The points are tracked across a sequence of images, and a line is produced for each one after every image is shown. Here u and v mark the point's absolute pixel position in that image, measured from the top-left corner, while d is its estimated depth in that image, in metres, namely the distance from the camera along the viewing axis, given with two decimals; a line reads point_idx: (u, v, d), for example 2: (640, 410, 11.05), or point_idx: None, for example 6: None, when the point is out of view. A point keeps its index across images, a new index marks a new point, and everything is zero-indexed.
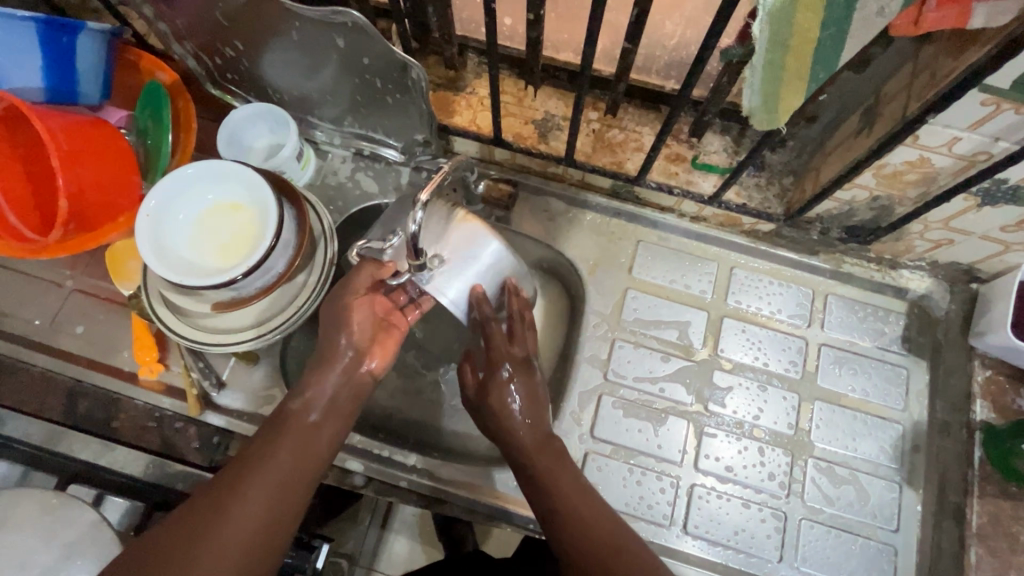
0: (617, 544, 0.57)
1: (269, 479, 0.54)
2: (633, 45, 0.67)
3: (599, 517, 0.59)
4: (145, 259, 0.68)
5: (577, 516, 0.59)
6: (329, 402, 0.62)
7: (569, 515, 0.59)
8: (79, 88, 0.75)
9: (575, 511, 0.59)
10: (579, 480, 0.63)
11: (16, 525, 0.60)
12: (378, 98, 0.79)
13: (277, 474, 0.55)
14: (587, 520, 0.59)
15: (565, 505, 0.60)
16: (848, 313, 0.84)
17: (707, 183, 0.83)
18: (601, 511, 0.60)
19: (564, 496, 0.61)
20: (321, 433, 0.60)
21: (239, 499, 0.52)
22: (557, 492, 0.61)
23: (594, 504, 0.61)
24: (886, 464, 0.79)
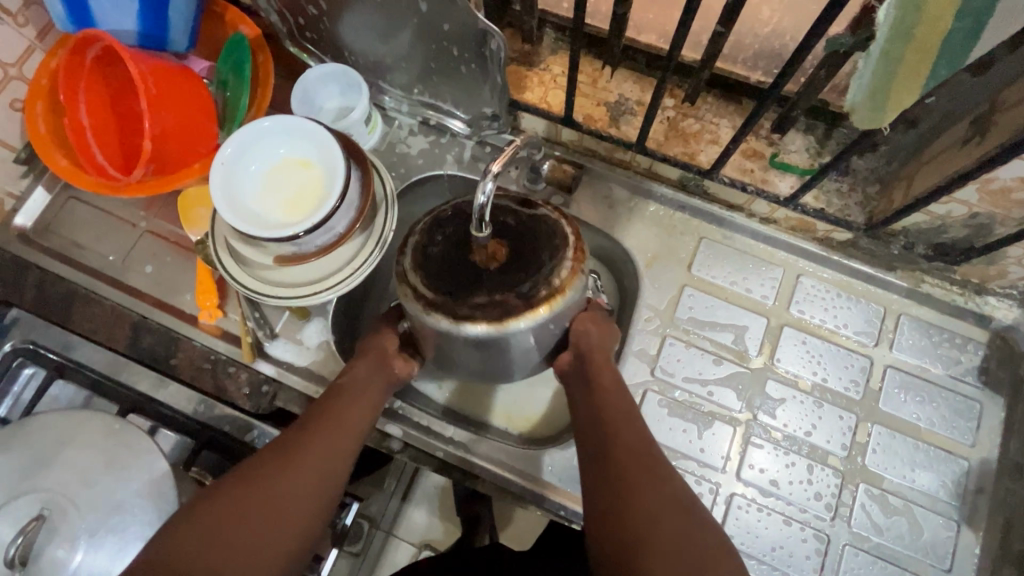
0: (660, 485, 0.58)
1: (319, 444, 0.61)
2: (726, 30, 0.63)
3: (641, 444, 0.61)
4: (216, 205, 0.70)
5: (622, 447, 0.60)
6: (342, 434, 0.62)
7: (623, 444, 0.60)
8: (169, 35, 0.77)
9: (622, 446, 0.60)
10: (627, 403, 0.64)
11: (81, 442, 0.64)
12: (453, 66, 0.78)
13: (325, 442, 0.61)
14: (633, 451, 0.60)
15: (611, 421, 0.62)
16: (921, 336, 0.79)
17: (783, 183, 0.79)
18: (640, 430, 0.62)
19: (612, 414, 0.62)
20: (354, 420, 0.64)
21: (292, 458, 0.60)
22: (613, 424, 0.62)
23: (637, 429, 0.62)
24: (945, 500, 0.74)
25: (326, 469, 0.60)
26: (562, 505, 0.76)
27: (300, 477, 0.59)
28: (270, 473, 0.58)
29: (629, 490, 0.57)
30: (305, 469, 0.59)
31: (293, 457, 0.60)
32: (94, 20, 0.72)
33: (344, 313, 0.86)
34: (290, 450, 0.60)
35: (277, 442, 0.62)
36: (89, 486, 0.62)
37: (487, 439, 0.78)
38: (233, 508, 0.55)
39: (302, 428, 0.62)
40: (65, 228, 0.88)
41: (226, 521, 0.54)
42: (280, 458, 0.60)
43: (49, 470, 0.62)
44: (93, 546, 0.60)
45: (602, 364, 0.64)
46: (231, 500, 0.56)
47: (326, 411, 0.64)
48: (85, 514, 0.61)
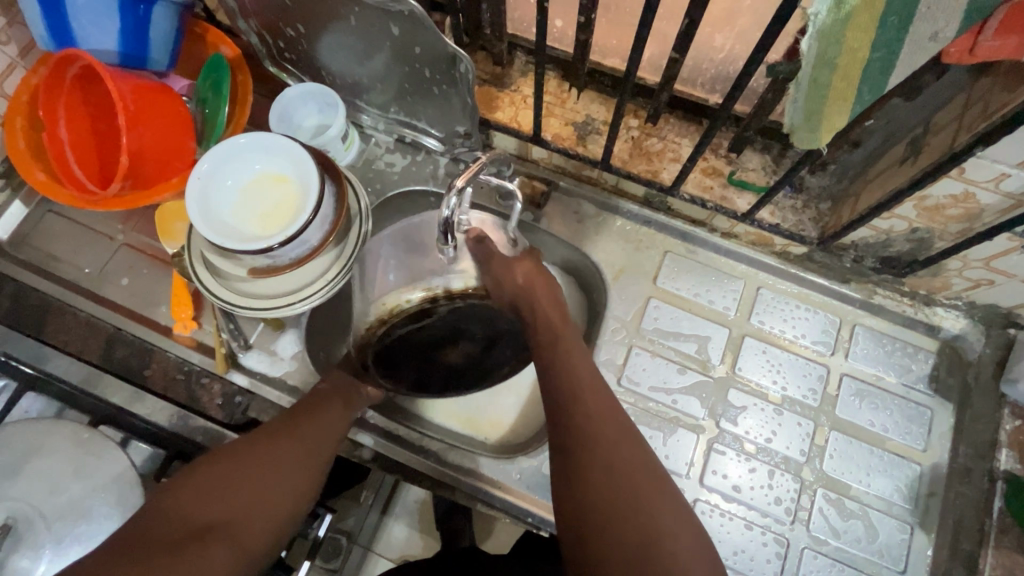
0: (610, 455, 0.58)
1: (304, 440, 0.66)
2: (680, 55, 0.67)
3: (602, 419, 0.61)
4: (192, 218, 0.72)
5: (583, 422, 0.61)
6: (331, 416, 0.70)
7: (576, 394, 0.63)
8: (150, 55, 0.79)
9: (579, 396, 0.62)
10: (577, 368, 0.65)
11: (49, 452, 0.64)
12: (425, 86, 0.81)
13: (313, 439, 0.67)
14: (594, 428, 0.60)
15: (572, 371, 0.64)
16: (875, 346, 0.83)
17: (742, 200, 0.83)
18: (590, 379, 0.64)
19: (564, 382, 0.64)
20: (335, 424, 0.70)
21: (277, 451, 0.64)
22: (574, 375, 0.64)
23: (602, 399, 0.63)
24: (900, 504, 0.77)
25: (312, 453, 0.66)
26: (530, 513, 0.77)
27: (294, 450, 0.65)
28: (266, 444, 0.64)
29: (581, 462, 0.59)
30: (299, 443, 0.66)
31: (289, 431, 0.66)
32: (75, 40, 0.74)
33: (320, 325, 0.88)
34: (284, 428, 0.67)
35: (271, 423, 0.68)
36: (57, 495, 0.62)
37: (457, 448, 0.80)
38: (222, 477, 0.60)
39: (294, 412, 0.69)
40: (42, 241, 0.89)
41: (224, 482, 0.59)
42: (271, 437, 0.65)
43: (16, 480, 0.62)
44: (58, 556, 0.60)
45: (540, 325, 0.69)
46: (229, 466, 0.61)
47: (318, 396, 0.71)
48: (51, 524, 0.61)
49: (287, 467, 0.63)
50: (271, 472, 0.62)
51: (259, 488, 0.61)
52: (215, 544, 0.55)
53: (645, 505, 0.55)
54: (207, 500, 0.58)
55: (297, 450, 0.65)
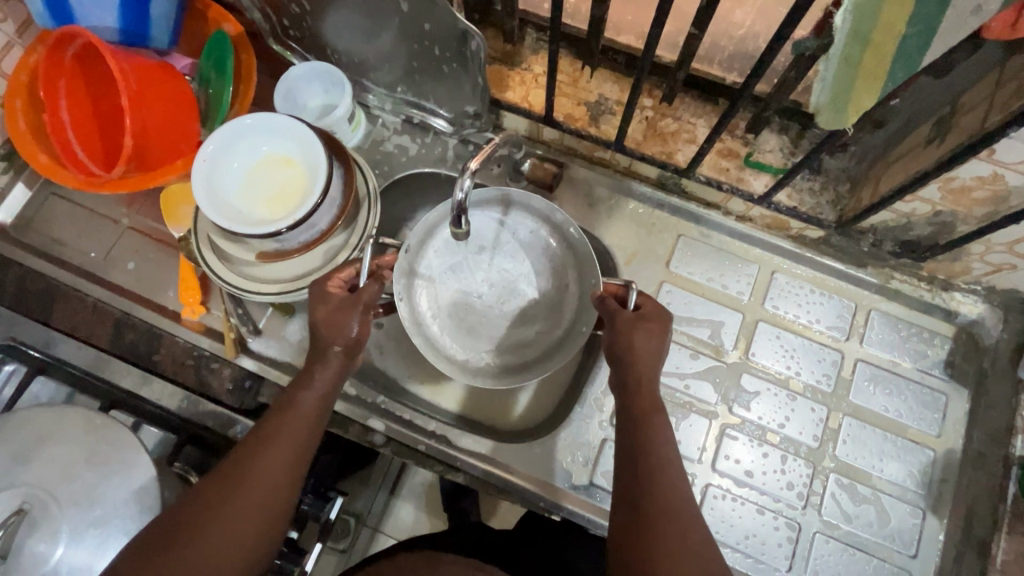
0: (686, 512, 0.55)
1: (273, 458, 0.58)
2: (699, 32, 0.65)
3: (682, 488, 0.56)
4: (197, 201, 0.70)
5: (660, 481, 0.56)
6: (295, 440, 0.59)
7: (648, 443, 0.58)
8: (150, 32, 0.77)
9: (652, 446, 0.58)
10: (665, 433, 0.59)
11: (61, 438, 0.64)
12: (435, 65, 0.79)
13: (282, 454, 0.58)
14: (668, 498, 0.55)
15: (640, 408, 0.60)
16: (890, 331, 0.82)
17: (758, 182, 0.81)
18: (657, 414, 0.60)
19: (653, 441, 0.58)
20: (305, 432, 0.60)
21: (245, 478, 0.56)
22: (650, 428, 0.59)
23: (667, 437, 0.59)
24: (913, 489, 0.76)
25: (281, 472, 0.58)
26: (542, 497, 0.77)
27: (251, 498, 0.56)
28: (221, 494, 0.56)
29: (655, 537, 0.53)
30: (267, 463, 0.57)
31: (242, 474, 0.56)
32: (74, 15, 0.71)
33: None
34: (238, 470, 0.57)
35: (240, 446, 0.59)
36: (70, 480, 0.62)
37: (470, 434, 0.79)
38: (184, 525, 0.54)
39: (248, 447, 0.58)
40: (46, 224, 0.88)
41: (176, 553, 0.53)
42: (236, 461, 0.58)
43: (29, 465, 0.62)
44: (75, 540, 0.60)
45: (642, 386, 0.61)
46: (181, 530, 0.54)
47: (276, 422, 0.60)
48: (66, 509, 0.61)
49: (247, 516, 0.55)
50: (228, 529, 0.55)
51: (235, 533, 0.55)
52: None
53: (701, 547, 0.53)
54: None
55: (255, 496, 0.56)
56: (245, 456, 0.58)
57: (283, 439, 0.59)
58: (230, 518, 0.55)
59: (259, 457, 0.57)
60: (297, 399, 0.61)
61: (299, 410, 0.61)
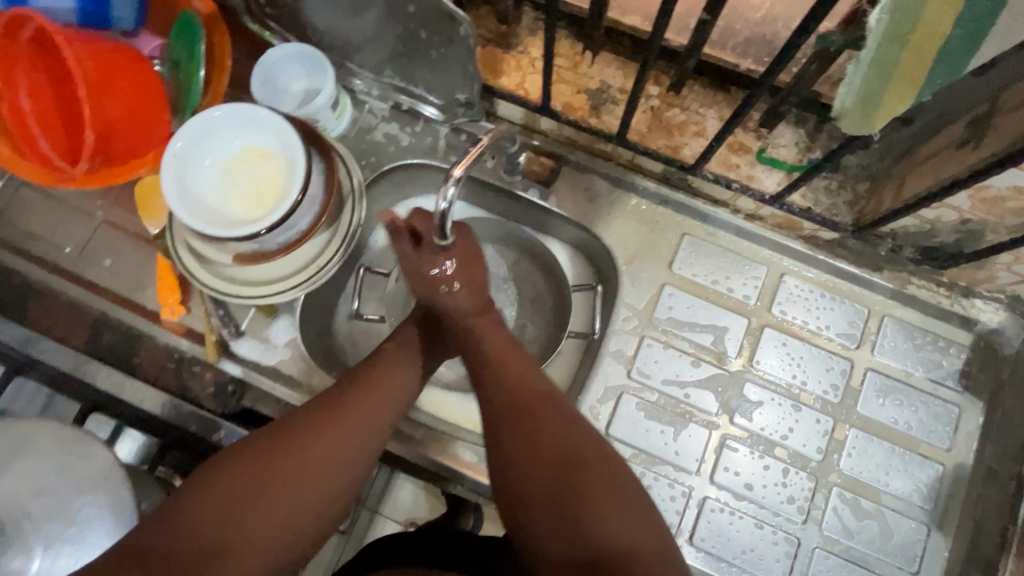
0: (568, 448, 0.53)
1: (351, 431, 0.55)
2: (711, 17, 0.58)
3: (556, 429, 0.54)
4: (169, 200, 0.66)
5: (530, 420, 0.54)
6: (372, 418, 0.57)
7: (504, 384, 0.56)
8: (113, 13, 0.71)
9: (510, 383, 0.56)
10: (524, 369, 0.57)
11: (31, 453, 0.61)
12: (422, 49, 0.72)
13: (358, 430, 0.56)
14: (529, 434, 0.54)
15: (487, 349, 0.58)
16: (904, 338, 0.78)
17: (770, 180, 0.75)
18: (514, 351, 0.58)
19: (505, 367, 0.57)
20: (383, 410, 0.58)
21: (318, 446, 0.53)
22: (498, 364, 0.57)
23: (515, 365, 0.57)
24: (918, 504, 0.74)
25: (357, 446, 0.55)
26: None
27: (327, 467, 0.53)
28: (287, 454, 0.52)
29: (514, 484, 0.53)
30: (344, 432, 0.55)
31: (317, 438, 0.54)
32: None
33: (314, 309, 0.83)
34: (311, 432, 0.54)
35: (312, 410, 0.56)
36: (44, 496, 0.60)
37: (461, 441, 0.76)
38: (248, 481, 0.51)
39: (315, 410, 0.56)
40: (17, 217, 0.84)
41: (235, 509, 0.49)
42: (308, 424, 0.55)
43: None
44: (50, 556, 0.58)
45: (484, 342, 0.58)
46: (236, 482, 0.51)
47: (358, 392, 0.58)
48: (40, 525, 0.59)
49: (315, 486, 0.52)
50: (293, 498, 0.51)
51: (304, 501, 0.52)
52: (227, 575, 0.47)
53: (581, 484, 0.51)
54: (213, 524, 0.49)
55: (329, 465, 0.53)
56: (317, 425, 0.55)
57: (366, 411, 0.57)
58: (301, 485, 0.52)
59: (334, 430, 0.55)
60: (389, 373, 0.60)
61: (393, 387, 0.59)
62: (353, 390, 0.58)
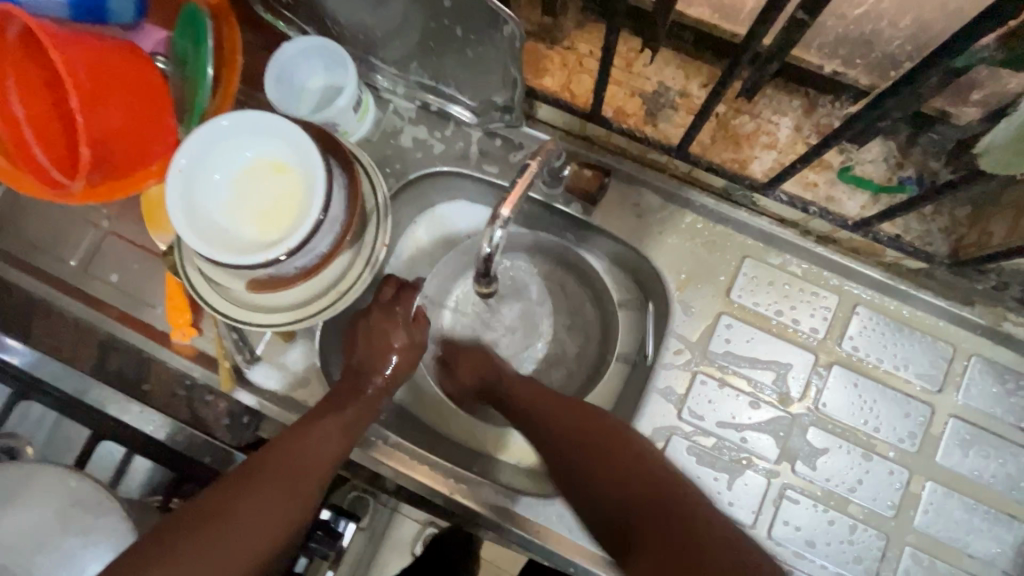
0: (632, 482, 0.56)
1: (331, 428, 0.61)
2: (811, 18, 0.48)
3: (619, 469, 0.57)
4: (176, 222, 0.59)
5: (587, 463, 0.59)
6: (350, 419, 0.62)
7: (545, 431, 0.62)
8: (110, 5, 0.63)
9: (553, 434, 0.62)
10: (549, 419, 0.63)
11: (34, 502, 0.56)
12: (458, 48, 0.63)
13: (337, 431, 0.61)
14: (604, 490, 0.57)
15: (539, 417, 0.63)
16: (994, 382, 0.69)
17: (853, 202, 0.66)
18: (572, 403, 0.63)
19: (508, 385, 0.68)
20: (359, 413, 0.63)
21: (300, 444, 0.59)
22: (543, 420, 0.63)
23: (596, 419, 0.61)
24: (1001, 569, 0.66)
25: (336, 444, 0.60)
26: (570, 561, 0.69)
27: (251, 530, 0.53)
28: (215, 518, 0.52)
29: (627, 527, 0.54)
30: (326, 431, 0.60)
31: (240, 503, 0.54)
32: None
33: (334, 332, 0.77)
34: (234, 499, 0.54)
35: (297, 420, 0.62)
36: (47, 550, 0.55)
37: (493, 484, 0.70)
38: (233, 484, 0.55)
39: (247, 474, 0.56)
40: (18, 226, 0.78)
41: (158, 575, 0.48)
42: (293, 428, 0.60)
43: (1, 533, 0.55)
44: None
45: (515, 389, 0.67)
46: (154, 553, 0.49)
47: (277, 454, 0.58)
48: None
49: (249, 525, 0.53)
50: (223, 545, 0.51)
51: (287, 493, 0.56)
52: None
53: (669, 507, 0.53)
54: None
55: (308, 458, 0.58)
56: (300, 429, 0.60)
57: (299, 469, 0.58)
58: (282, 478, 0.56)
59: (316, 429, 0.60)
60: (322, 417, 0.61)
61: (322, 441, 0.60)
62: (312, 416, 0.61)
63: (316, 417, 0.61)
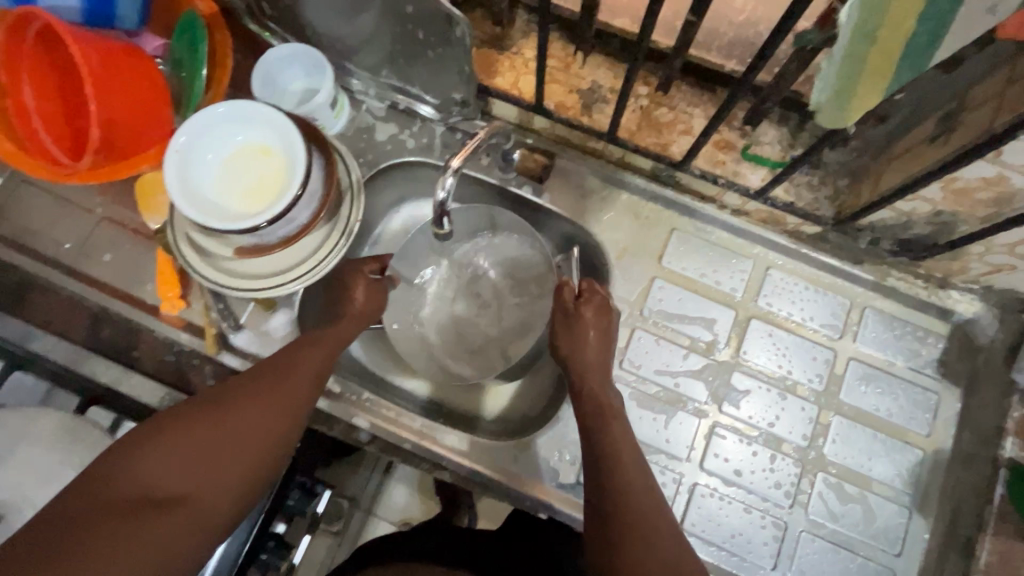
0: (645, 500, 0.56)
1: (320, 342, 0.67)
2: (696, 19, 0.61)
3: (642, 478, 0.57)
4: (171, 195, 0.68)
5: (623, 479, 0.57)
6: (338, 335, 0.69)
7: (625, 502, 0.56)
8: (117, 12, 0.73)
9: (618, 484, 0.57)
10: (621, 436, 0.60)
11: (35, 442, 0.62)
12: (419, 49, 0.75)
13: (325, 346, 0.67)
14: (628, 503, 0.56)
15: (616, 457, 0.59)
16: (885, 329, 0.81)
17: (755, 176, 0.79)
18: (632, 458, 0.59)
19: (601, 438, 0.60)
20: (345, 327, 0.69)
21: (293, 355, 0.65)
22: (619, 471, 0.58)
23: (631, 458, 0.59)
24: (899, 488, 0.76)
25: (325, 356, 0.66)
26: (528, 497, 0.76)
27: (247, 425, 0.58)
28: (214, 416, 0.58)
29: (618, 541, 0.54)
30: (318, 346, 0.67)
31: (241, 398, 0.60)
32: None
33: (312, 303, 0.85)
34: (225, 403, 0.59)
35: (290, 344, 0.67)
36: (47, 483, 0.61)
37: (456, 432, 0.77)
38: (236, 385, 0.61)
39: (250, 377, 0.62)
40: (19, 213, 0.85)
41: (168, 461, 0.54)
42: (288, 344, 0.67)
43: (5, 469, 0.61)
44: None
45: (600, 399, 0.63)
46: (161, 444, 0.55)
47: (270, 364, 0.63)
48: (43, 512, 0.60)
49: (248, 416, 0.59)
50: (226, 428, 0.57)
51: (284, 393, 0.62)
52: (169, 522, 0.51)
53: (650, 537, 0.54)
54: (158, 468, 0.54)
55: (300, 364, 0.64)
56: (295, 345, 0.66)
57: (294, 376, 0.63)
58: (277, 380, 0.62)
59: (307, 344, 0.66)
60: (313, 342, 0.67)
61: (311, 357, 0.65)
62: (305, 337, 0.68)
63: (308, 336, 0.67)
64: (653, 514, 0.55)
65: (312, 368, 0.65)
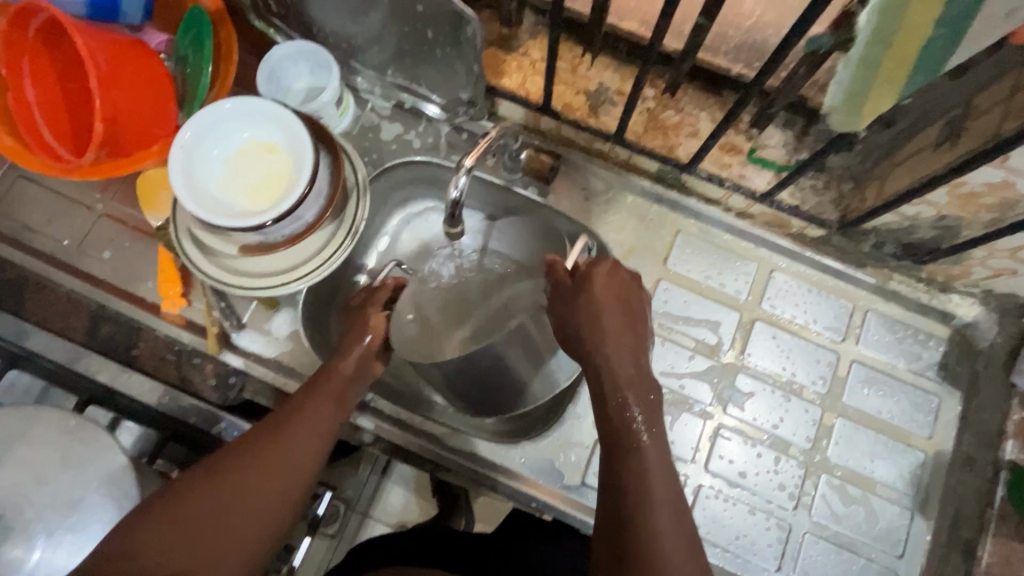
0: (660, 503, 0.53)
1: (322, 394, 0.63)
2: (707, 23, 0.61)
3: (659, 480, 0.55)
4: (175, 192, 0.67)
5: (634, 474, 0.55)
6: (341, 387, 0.64)
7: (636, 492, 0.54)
8: (122, 7, 0.73)
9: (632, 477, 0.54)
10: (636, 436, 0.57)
11: (37, 441, 0.61)
12: (427, 49, 0.75)
13: (327, 398, 0.63)
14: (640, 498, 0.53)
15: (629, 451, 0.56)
16: (887, 332, 0.81)
17: (760, 179, 0.79)
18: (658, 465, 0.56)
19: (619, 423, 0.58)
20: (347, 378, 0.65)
21: (296, 414, 0.60)
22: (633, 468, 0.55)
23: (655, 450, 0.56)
24: (901, 490, 0.77)
25: (328, 413, 0.62)
26: (534, 498, 0.76)
27: (251, 494, 0.55)
28: (216, 485, 0.54)
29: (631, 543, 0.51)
30: (318, 400, 0.62)
31: (245, 464, 0.56)
32: None
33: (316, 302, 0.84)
34: (235, 467, 0.56)
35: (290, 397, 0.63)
36: (47, 483, 0.60)
37: (461, 433, 0.76)
38: (238, 449, 0.57)
39: (251, 439, 0.58)
40: (16, 208, 0.83)
41: (174, 537, 0.51)
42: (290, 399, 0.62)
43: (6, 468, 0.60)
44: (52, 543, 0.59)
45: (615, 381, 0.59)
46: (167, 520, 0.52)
47: (269, 426, 0.59)
48: (44, 511, 0.59)
49: (253, 482, 0.55)
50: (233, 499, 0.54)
51: (289, 457, 0.58)
52: None
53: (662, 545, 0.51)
54: (166, 545, 0.51)
55: (306, 425, 0.60)
56: (295, 399, 0.62)
57: (295, 440, 0.59)
58: (279, 446, 0.58)
59: (309, 399, 0.62)
60: (316, 394, 0.63)
61: (317, 412, 0.61)
62: (305, 390, 0.63)
63: (308, 389, 0.63)
64: (677, 542, 0.51)
65: (313, 429, 0.61)
